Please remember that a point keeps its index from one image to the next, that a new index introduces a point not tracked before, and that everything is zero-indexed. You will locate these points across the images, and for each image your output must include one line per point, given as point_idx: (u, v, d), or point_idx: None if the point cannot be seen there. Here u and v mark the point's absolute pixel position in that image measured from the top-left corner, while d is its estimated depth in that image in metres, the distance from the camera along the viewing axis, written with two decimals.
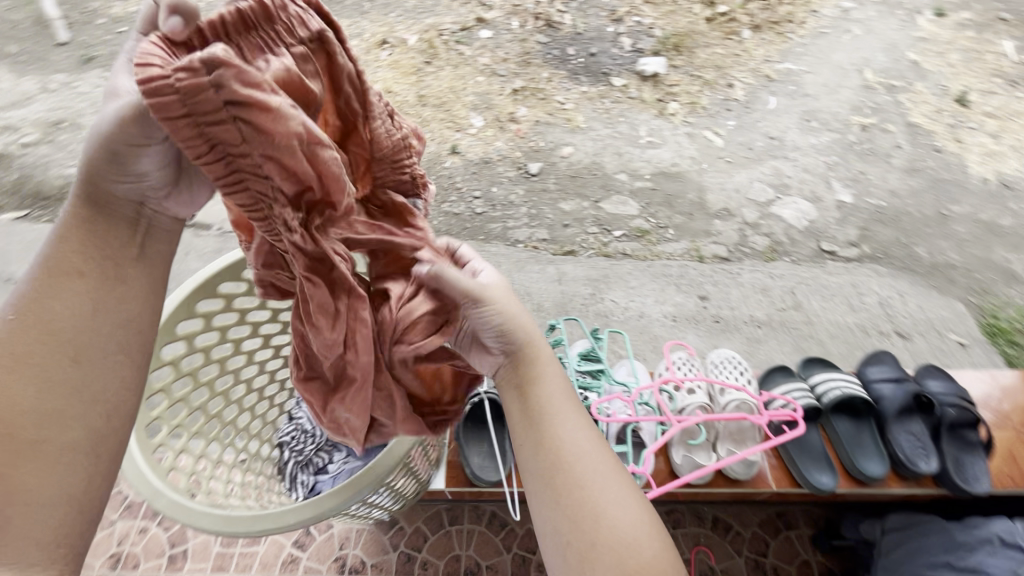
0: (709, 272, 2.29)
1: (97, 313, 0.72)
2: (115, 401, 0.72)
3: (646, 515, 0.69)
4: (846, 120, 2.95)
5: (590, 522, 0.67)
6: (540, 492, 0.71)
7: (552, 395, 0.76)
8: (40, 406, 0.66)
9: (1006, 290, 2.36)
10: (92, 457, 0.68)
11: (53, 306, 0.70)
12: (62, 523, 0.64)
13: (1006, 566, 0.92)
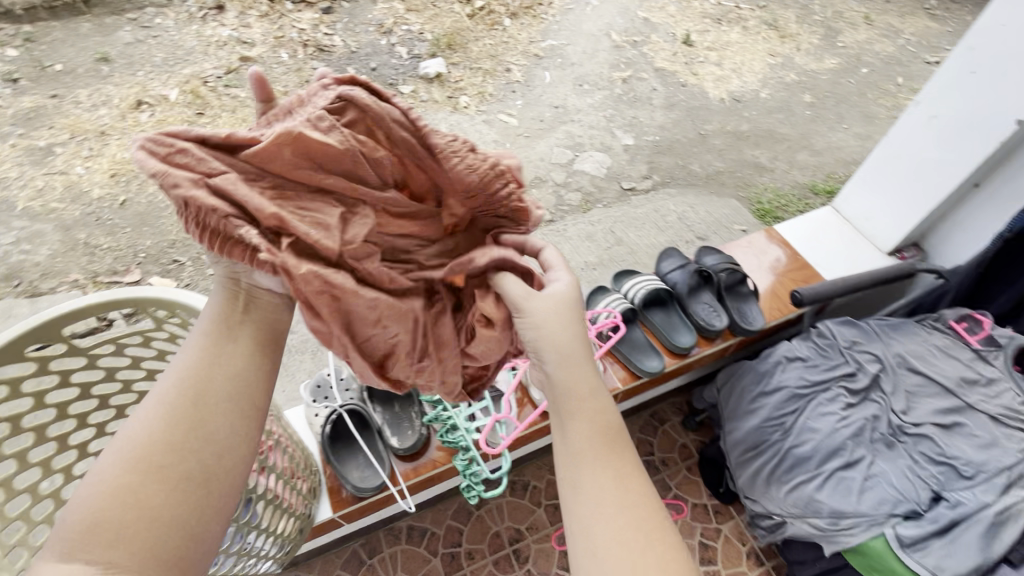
0: (540, 237, 2.49)
1: (218, 370, 0.68)
2: (233, 452, 0.67)
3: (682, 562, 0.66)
4: (609, 78, 3.39)
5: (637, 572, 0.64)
6: (587, 543, 0.66)
7: (591, 432, 0.72)
8: (165, 442, 0.63)
9: (760, 180, 2.94)
10: (201, 492, 0.63)
11: (219, 369, 0.68)
12: (172, 553, 0.59)
13: (794, 375, 1.18)
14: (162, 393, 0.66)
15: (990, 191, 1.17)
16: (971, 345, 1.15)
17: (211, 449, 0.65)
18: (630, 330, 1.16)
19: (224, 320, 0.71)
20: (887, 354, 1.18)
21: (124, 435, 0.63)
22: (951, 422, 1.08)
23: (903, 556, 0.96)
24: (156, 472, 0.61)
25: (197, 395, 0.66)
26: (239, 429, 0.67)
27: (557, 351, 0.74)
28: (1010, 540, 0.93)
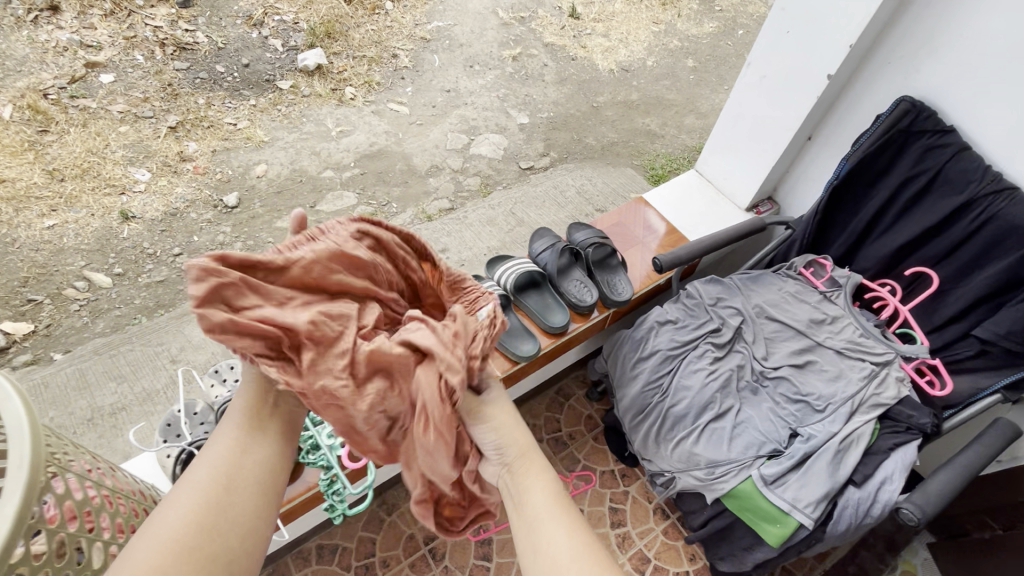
0: (440, 227, 2.44)
1: (243, 460, 0.73)
2: (253, 525, 0.70)
3: None
4: (500, 56, 3.34)
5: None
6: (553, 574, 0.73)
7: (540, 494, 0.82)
8: (194, 525, 0.65)
9: (653, 146, 3.00)
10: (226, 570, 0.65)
11: (242, 459, 0.73)
12: None
13: (667, 338, 1.23)
14: (196, 480, 0.70)
15: (821, 141, 1.28)
16: (817, 287, 1.24)
17: (236, 528, 0.68)
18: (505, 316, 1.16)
19: (252, 413, 0.77)
20: (747, 306, 1.25)
21: (153, 524, 0.65)
22: (803, 362, 1.16)
23: (766, 493, 1.02)
24: (199, 550, 0.64)
25: (229, 480, 0.71)
26: (254, 508, 0.70)
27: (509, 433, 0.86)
28: (852, 462, 1.02)
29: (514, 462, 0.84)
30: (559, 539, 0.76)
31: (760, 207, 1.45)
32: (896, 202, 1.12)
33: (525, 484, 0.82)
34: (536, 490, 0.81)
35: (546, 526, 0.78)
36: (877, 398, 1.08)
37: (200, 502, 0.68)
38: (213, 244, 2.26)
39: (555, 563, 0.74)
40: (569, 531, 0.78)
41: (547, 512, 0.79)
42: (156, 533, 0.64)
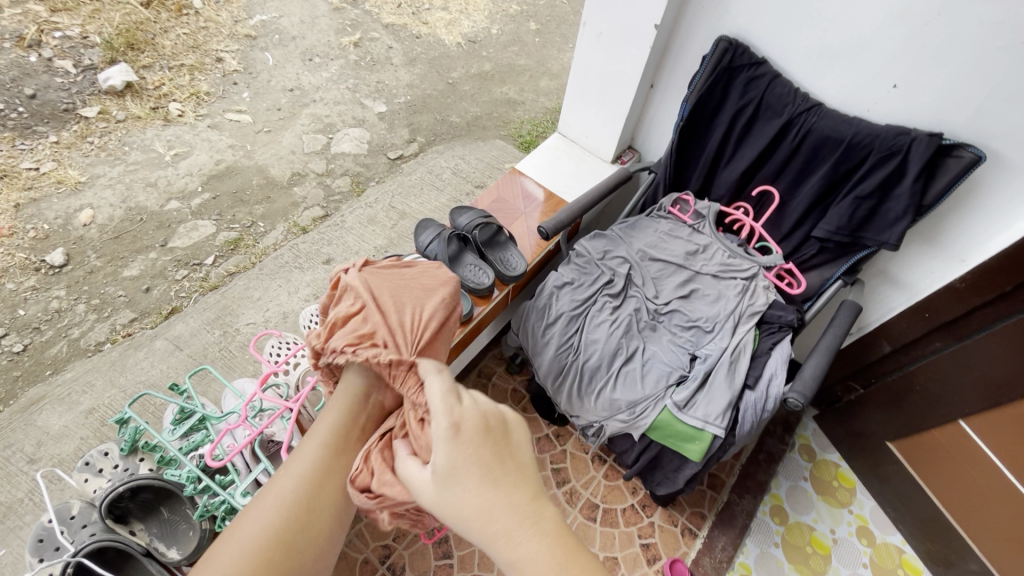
0: (318, 237, 2.28)
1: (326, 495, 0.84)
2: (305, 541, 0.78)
3: None
4: (339, 45, 3.13)
5: None
6: None
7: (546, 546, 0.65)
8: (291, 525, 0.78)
9: (516, 113, 3.01)
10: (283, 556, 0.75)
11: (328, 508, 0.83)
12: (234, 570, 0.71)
13: (567, 300, 1.27)
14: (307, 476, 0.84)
15: (662, 87, 1.37)
16: (686, 222, 1.36)
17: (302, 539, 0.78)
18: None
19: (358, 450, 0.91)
20: (632, 252, 1.34)
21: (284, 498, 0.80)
22: (688, 292, 1.27)
23: (683, 417, 1.11)
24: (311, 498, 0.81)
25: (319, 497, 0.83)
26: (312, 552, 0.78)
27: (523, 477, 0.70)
28: (744, 368, 1.15)
29: (466, 475, 0.67)
30: (529, 554, 0.64)
31: (625, 157, 1.55)
32: (734, 132, 1.25)
33: (490, 508, 0.66)
34: (495, 505, 0.65)
35: (514, 549, 0.64)
36: (752, 307, 1.22)
37: (309, 459, 0.85)
38: (47, 313, 1.92)
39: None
40: (544, 538, 0.65)
41: (521, 530, 0.65)
42: (289, 475, 0.82)
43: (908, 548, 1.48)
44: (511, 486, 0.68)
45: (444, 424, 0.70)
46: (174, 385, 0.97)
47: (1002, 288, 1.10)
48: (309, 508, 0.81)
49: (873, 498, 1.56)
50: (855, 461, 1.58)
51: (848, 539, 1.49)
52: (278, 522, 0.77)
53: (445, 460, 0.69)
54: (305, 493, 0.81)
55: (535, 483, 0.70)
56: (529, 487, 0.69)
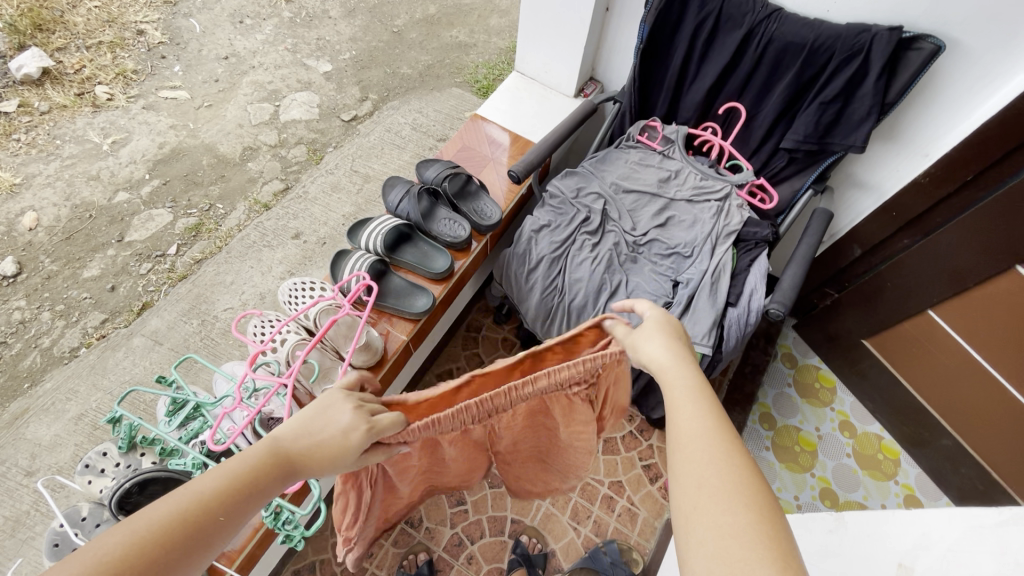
0: (283, 212, 2.20)
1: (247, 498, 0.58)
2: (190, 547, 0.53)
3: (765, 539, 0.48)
4: (269, 3, 2.90)
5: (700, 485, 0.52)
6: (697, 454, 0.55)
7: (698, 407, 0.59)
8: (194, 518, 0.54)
9: (469, 57, 2.87)
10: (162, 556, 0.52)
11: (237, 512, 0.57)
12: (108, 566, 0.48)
13: (546, 244, 1.27)
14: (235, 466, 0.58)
15: (617, 11, 1.31)
16: (656, 149, 1.34)
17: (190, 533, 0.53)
18: (387, 281, 1.11)
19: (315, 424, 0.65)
20: (605, 187, 1.32)
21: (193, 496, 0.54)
22: (665, 220, 1.28)
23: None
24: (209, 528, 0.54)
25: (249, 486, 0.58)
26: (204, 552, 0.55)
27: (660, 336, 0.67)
28: (725, 286, 1.18)
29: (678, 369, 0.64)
30: (711, 458, 0.54)
31: (587, 89, 1.50)
32: (696, 49, 1.22)
33: (682, 411, 0.59)
34: (689, 410, 0.59)
35: (691, 448, 0.55)
36: (728, 227, 1.23)
37: (231, 483, 0.57)
38: (11, 325, 1.84)
39: (701, 482, 0.52)
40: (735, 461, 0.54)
41: (708, 439, 0.55)
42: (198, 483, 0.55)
43: (886, 434, 1.61)
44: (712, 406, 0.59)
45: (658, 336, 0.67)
46: (161, 376, 0.95)
47: (964, 178, 1.13)
48: (179, 545, 0.52)
49: (852, 393, 1.67)
50: (834, 362, 1.68)
51: (832, 434, 1.61)
52: (143, 536, 0.51)
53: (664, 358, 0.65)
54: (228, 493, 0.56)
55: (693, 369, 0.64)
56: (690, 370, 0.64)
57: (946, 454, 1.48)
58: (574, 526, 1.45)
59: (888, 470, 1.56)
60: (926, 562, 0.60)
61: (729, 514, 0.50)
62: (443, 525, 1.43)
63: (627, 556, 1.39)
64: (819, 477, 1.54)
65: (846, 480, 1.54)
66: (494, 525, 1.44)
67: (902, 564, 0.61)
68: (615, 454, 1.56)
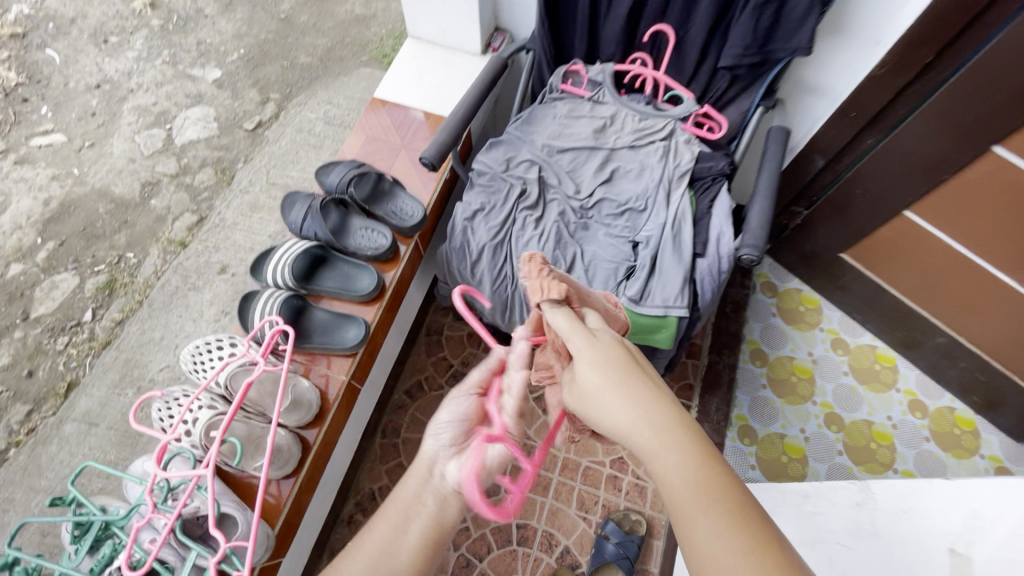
0: (202, 247, 1.98)
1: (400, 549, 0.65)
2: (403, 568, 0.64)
3: (632, 416, 0.58)
4: (132, 13, 2.61)
5: (621, 391, 0.60)
6: (622, 390, 0.60)
7: (595, 357, 0.64)
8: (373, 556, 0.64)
9: (370, 30, 2.61)
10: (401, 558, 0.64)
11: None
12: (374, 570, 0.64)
13: (485, 232, 1.10)
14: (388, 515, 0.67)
15: None
16: (584, 96, 1.17)
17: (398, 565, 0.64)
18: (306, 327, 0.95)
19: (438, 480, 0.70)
20: (537, 151, 1.15)
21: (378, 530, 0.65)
22: (610, 174, 1.13)
23: (643, 311, 1.01)
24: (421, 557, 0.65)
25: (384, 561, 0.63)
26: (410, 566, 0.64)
27: (585, 344, 0.65)
28: (689, 237, 1.05)
29: (635, 432, 0.57)
30: (713, 532, 0.50)
31: (495, 43, 1.27)
32: None
33: (655, 463, 0.55)
34: (618, 407, 0.59)
35: (604, 395, 0.60)
36: (680, 169, 1.10)
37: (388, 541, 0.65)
38: None
39: (633, 416, 0.58)
40: (721, 521, 0.50)
41: (695, 500, 0.52)
42: (387, 566, 0.63)
43: (879, 342, 1.56)
44: (690, 440, 0.55)
45: (595, 371, 0.62)
46: (52, 499, 0.78)
47: (924, 59, 0.99)
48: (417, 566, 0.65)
49: (837, 309, 1.60)
50: (815, 282, 1.60)
51: (826, 356, 1.54)
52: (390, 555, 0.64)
53: (628, 420, 0.58)
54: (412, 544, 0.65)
55: (581, 331, 0.67)
56: (583, 339, 0.66)
57: (943, 351, 1.42)
58: (583, 516, 1.34)
59: (888, 379, 1.51)
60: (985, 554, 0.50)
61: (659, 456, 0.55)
62: (447, 551, 1.31)
63: (643, 534, 1.30)
64: (822, 404, 1.48)
65: (849, 400, 1.48)
66: (502, 537, 1.32)
67: (954, 549, 0.53)
68: None
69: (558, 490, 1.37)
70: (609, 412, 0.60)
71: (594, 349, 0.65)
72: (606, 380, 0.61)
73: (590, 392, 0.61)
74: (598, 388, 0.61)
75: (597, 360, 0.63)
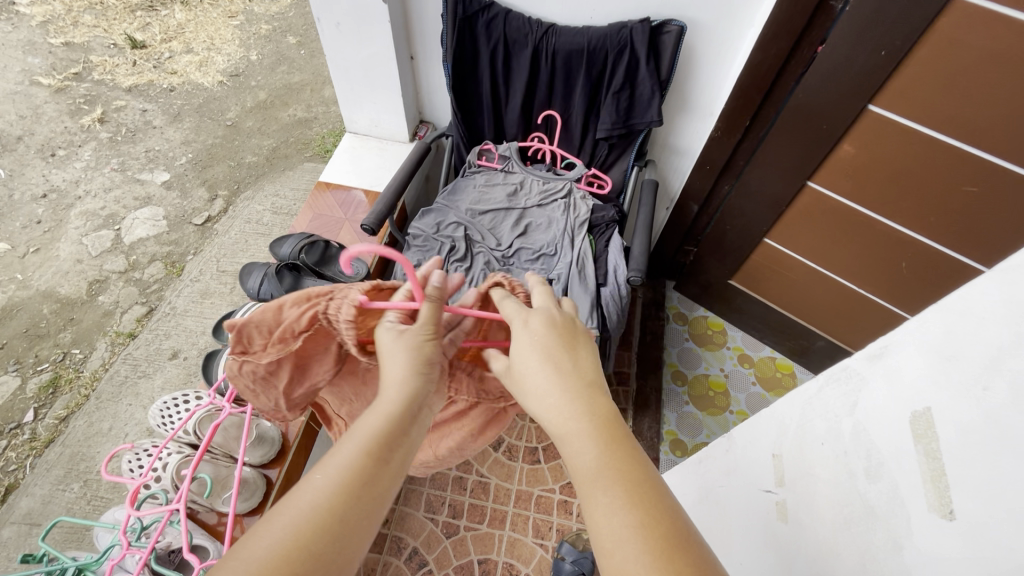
0: (151, 335, 2.03)
1: (340, 504, 0.53)
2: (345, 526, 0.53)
3: (552, 397, 0.63)
4: (81, 128, 2.78)
5: (545, 377, 0.65)
6: (551, 375, 0.64)
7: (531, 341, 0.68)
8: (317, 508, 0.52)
9: (312, 130, 2.89)
10: (349, 515, 0.53)
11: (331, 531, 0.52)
12: (323, 525, 0.51)
13: None
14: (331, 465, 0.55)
15: (422, 57, 1.36)
16: (497, 168, 1.43)
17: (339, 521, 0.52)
18: None
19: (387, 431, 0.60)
20: (462, 214, 1.37)
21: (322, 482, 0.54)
22: (524, 228, 1.36)
23: None
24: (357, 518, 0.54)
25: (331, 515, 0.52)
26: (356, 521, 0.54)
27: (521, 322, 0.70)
28: (592, 272, 1.27)
29: (555, 410, 0.62)
30: (610, 508, 0.53)
31: (421, 131, 1.53)
32: (500, 73, 1.29)
33: (569, 445, 0.60)
34: (542, 388, 0.64)
35: (528, 378, 0.66)
36: (579, 218, 1.34)
37: (341, 491, 0.54)
38: None
39: (552, 404, 0.63)
40: (620, 497, 0.53)
41: (593, 478, 0.56)
42: (340, 510, 0.53)
43: (777, 353, 1.80)
44: (606, 421, 0.61)
45: (533, 358, 0.66)
46: (26, 554, 0.84)
47: (745, 124, 1.29)
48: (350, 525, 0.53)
49: (739, 329, 1.85)
50: (716, 307, 1.86)
51: (735, 370, 1.77)
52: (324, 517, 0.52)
53: (546, 404, 0.63)
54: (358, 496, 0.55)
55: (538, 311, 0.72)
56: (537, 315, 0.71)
57: (826, 353, 1.67)
58: (540, 543, 1.43)
59: (790, 384, 1.74)
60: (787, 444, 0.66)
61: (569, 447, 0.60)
62: None
63: None
64: (737, 412, 1.67)
65: (759, 406, 1.69)
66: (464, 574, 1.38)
67: (775, 454, 0.68)
68: (557, 459, 1.57)
69: (514, 521, 1.46)
70: (543, 397, 0.64)
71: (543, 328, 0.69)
72: (542, 358, 0.66)
73: (524, 373, 0.66)
74: (530, 366, 0.66)
75: (536, 339, 0.68)
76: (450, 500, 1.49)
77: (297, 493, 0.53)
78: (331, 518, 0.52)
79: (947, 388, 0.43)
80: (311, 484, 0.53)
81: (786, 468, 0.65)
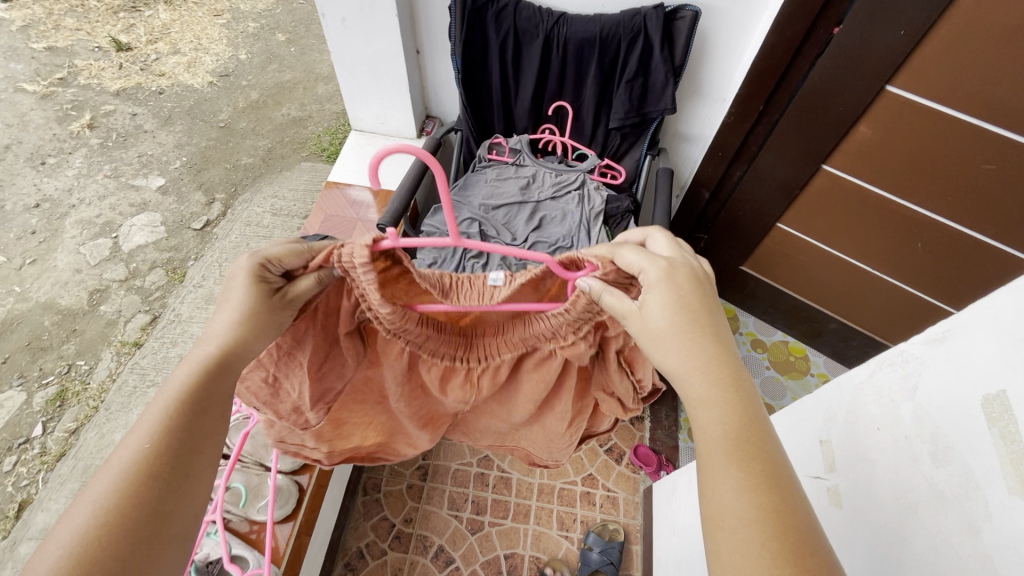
0: (158, 343, 2.00)
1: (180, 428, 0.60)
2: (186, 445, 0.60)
3: (717, 417, 0.57)
4: (70, 134, 2.72)
5: (709, 398, 0.58)
6: (719, 395, 0.58)
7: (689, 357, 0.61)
8: (162, 432, 0.59)
9: (308, 129, 2.85)
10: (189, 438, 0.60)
11: (174, 453, 0.59)
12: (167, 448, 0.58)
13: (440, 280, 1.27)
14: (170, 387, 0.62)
15: (429, 51, 1.34)
16: (508, 162, 1.41)
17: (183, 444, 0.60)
18: None
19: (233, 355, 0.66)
20: (475, 210, 1.36)
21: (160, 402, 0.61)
22: (539, 221, 1.34)
23: None
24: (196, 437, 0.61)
25: (175, 440, 0.59)
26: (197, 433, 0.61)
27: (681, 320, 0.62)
28: None
29: (694, 378, 0.60)
30: (729, 485, 0.53)
31: (427, 127, 1.51)
32: (510, 64, 1.27)
33: (712, 484, 0.54)
34: (707, 408, 0.58)
35: (696, 400, 0.59)
36: (594, 210, 1.33)
37: (178, 413, 0.61)
38: None
39: (714, 428, 0.56)
40: (750, 477, 0.52)
41: (748, 517, 0.50)
42: (184, 436, 0.60)
43: (789, 337, 1.81)
44: (756, 441, 0.55)
45: (696, 380, 0.60)
46: None
47: (758, 109, 1.29)
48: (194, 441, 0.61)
49: (750, 314, 1.86)
50: (727, 294, 1.86)
51: (748, 355, 1.77)
52: (163, 439, 0.59)
53: (711, 426, 0.56)
54: (197, 411, 0.62)
55: (704, 324, 0.63)
56: (702, 330, 0.62)
57: (839, 335, 1.68)
58: (565, 535, 1.43)
59: (803, 367, 1.75)
60: (836, 430, 0.66)
61: (726, 475, 0.53)
62: None
63: (622, 540, 1.40)
64: None
65: (775, 390, 1.69)
66: (491, 569, 1.38)
67: (822, 440, 0.68)
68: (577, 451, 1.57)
69: (539, 514, 1.47)
70: (705, 417, 0.57)
71: (696, 331, 0.62)
72: (707, 376, 0.59)
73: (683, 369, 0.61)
74: (687, 380, 0.60)
75: (698, 353, 0.61)
76: (473, 496, 1.49)
77: (117, 454, 0.57)
78: (142, 475, 0.56)
79: (1021, 369, 0.43)
80: (127, 444, 0.58)
81: (836, 453, 0.65)
